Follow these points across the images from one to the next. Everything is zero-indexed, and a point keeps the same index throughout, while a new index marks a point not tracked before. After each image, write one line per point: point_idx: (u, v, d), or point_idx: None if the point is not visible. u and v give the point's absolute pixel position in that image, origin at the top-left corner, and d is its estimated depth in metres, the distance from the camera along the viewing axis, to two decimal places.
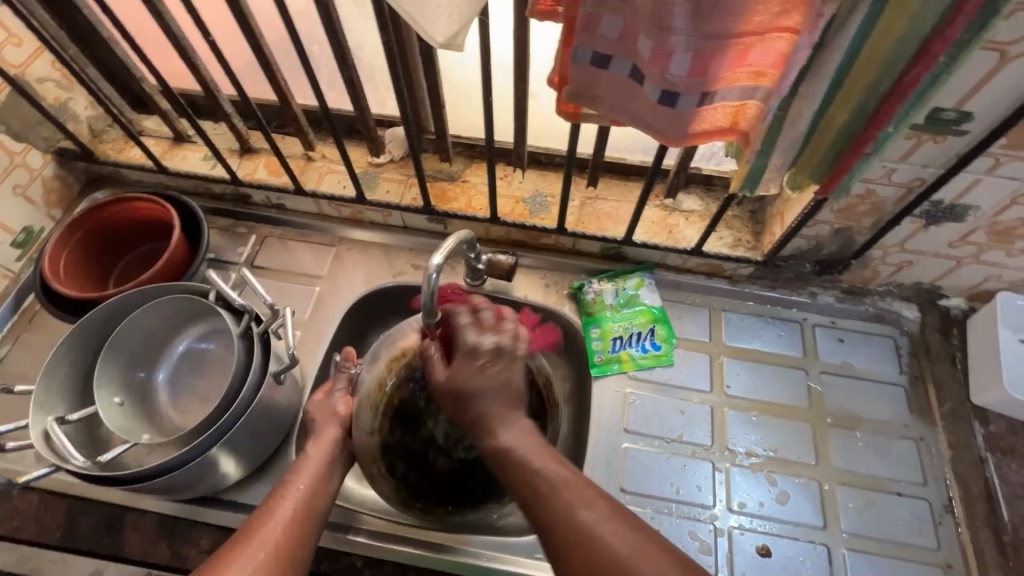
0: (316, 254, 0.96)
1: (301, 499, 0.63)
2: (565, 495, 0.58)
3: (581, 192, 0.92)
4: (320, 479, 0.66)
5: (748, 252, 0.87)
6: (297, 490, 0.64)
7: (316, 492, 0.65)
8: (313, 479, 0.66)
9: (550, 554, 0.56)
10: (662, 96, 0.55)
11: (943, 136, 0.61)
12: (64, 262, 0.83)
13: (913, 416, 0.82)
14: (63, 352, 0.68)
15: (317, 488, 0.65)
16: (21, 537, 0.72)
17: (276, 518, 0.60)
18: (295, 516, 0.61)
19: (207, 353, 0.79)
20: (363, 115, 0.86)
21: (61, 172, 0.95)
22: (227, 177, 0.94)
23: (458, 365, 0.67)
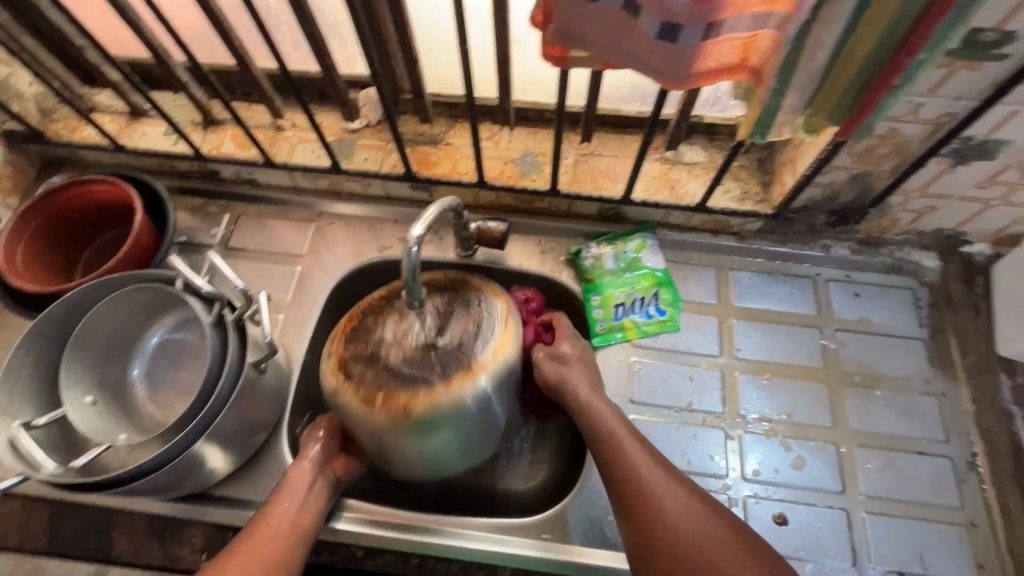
0: (295, 230, 0.90)
1: (290, 513, 0.62)
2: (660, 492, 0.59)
3: (574, 149, 0.85)
4: (303, 505, 0.63)
5: (757, 206, 0.81)
6: (285, 505, 0.62)
7: (304, 507, 0.63)
8: (295, 507, 0.62)
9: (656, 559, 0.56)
10: (662, 29, 0.47)
11: (979, 62, 0.54)
12: (22, 255, 0.77)
13: (935, 370, 0.78)
14: (24, 352, 0.63)
15: (301, 520, 0.62)
16: (6, 544, 0.69)
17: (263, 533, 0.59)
18: (282, 532, 0.60)
19: (184, 344, 0.74)
20: (331, 77, 0.79)
21: (12, 157, 0.88)
22: (191, 153, 0.87)
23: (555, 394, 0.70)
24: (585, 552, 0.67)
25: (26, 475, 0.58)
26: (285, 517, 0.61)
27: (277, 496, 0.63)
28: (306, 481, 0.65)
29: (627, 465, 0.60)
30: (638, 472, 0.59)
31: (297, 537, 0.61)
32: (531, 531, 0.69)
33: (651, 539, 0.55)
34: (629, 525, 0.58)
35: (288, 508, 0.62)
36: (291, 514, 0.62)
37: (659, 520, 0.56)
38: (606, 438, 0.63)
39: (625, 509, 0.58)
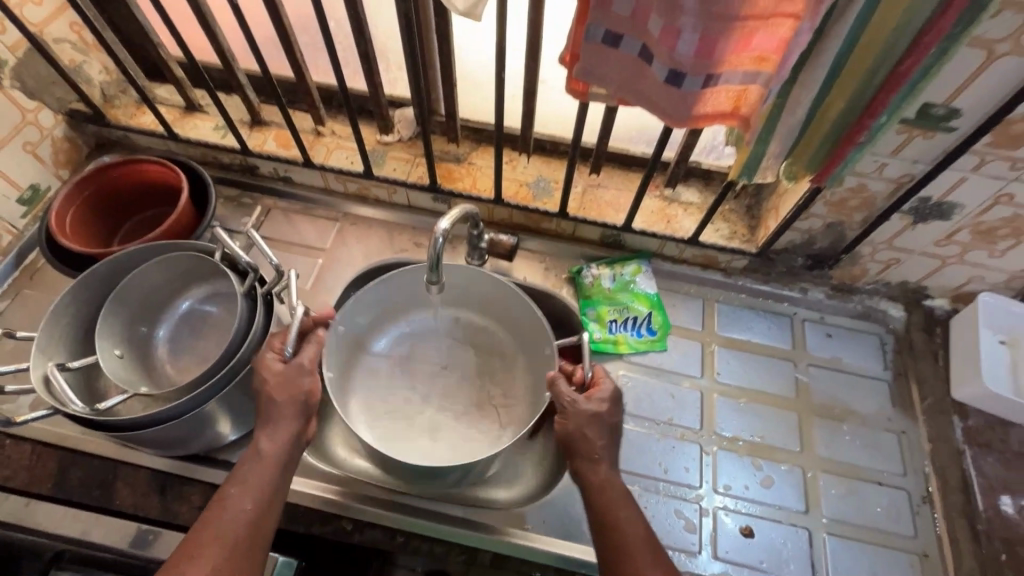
0: (320, 227, 0.97)
1: (253, 505, 0.59)
2: (623, 497, 0.63)
3: (583, 179, 0.94)
4: (253, 512, 0.59)
5: (743, 245, 0.90)
6: (246, 498, 0.59)
7: (269, 499, 0.61)
8: (241, 514, 0.58)
9: None
10: (669, 75, 0.57)
11: (932, 132, 0.63)
12: (71, 220, 0.83)
13: (896, 409, 0.85)
14: (69, 301, 0.68)
15: (257, 522, 0.59)
16: (12, 485, 0.71)
17: (226, 526, 0.57)
18: (244, 529, 0.58)
19: (210, 316, 0.80)
20: (376, 93, 0.88)
21: (71, 134, 0.96)
22: (237, 147, 0.95)
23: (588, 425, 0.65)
24: (579, 549, 0.72)
25: (55, 410, 0.62)
26: (236, 524, 0.57)
27: (231, 487, 0.60)
28: (272, 474, 0.61)
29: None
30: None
31: (251, 538, 0.58)
32: (510, 519, 0.74)
33: None
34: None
35: (243, 500, 0.59)
36: (248, 508, 0.59)
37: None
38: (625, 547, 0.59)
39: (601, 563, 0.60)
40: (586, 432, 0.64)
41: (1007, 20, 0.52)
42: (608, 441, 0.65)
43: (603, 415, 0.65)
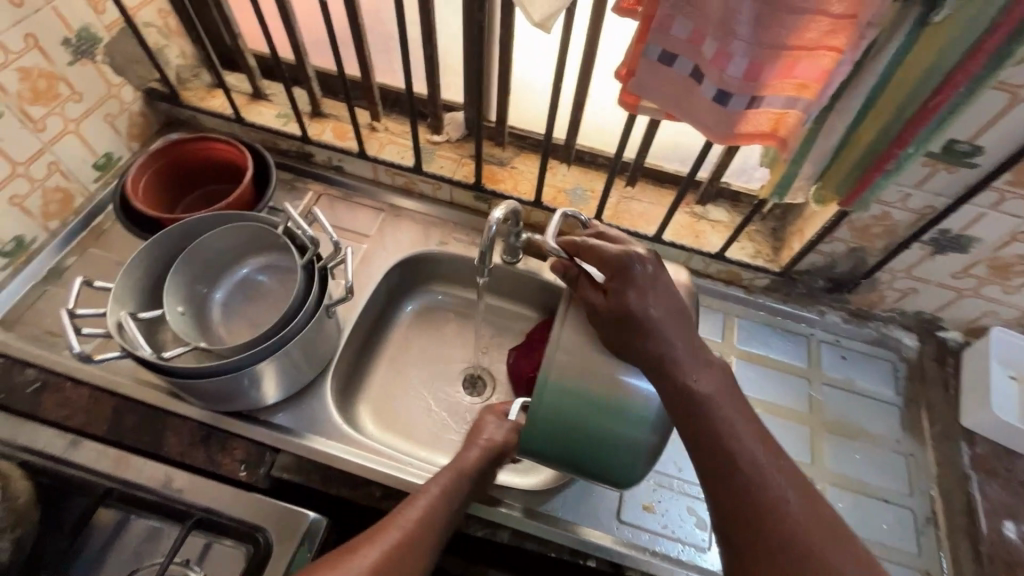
0: (366, 215, 1.03)
1: (437, 500, 0.66)
2: None
3: (619, 191, 1.00)
4: (436, 510, 0.65)
5: (767, 263, 0.94)
6: (434, 492, 0.67)
7: (450, 499, 0.67)
8: (430, 507, 0.65)
9: (744, 536, 0.54)
10: (716, 94, 0.63)
11: (955, 166, 0.68)
12: (145, 184, 0.89)
13: (905, 432, 0.88)
14: (143, 255, 0.74)
15: (437, 517, 0.65)
16: (71, 424, 0.77)
17: (412, 512, 0.64)
18: (426, 519, 0.64)
19: (264, 286, 0.85)
20: (433, 94, 0.95)
21: (146, 110, 1.03)
22: (298, 134, 1.02)
23: (624, 312, 0.61)
24: (595, 535, 0.76)
25: (125, 352, 0.67)
26: (421, 511, 0.64)
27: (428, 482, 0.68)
28: (461, 478, 0.69)
29: (779, 502, 0.55)
30: (787, 506, 0.54)
31: (433, 530, 0.63)
32: (527, 500, 0.79)
33: (756, 519, 0.54)
34: (742, 563, 0.54)
35: (433, 492, 0.67)
36: (432, 499, 0.66)
37: (766, 504, 0.54)
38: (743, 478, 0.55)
39: (721, 496, 0.56)
40: (630, 339, 0.60)
41: None
42: (684, 345, 0.61)
43: (634, 301, 0.61)
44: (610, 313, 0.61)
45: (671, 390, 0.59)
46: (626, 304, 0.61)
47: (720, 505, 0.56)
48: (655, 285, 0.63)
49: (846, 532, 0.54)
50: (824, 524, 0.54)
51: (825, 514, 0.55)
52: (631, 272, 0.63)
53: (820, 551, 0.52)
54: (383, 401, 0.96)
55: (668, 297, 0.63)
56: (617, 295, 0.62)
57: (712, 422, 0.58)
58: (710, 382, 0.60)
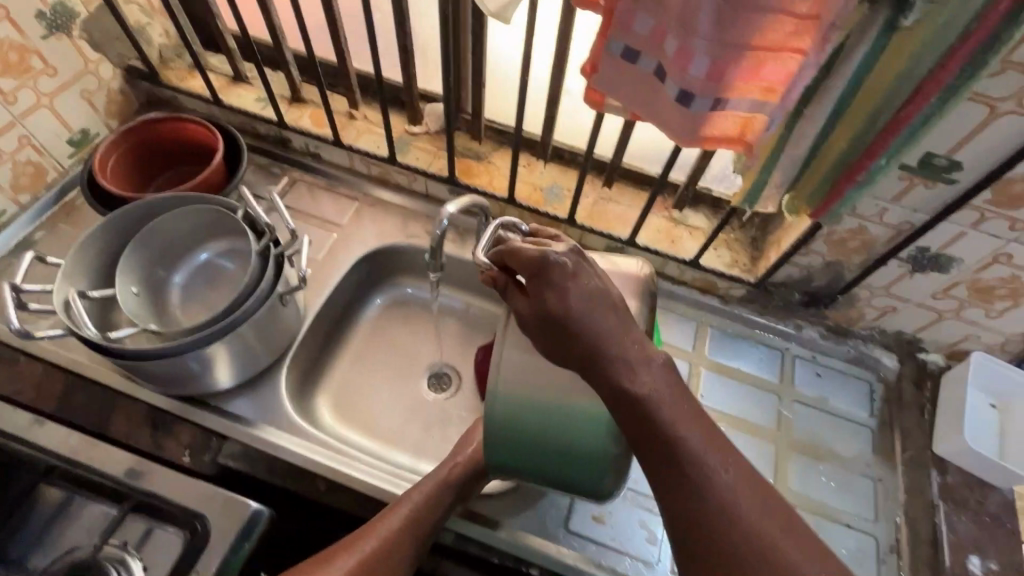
0: (340, 204, 1.02)
1: (423, 502, 0.68)
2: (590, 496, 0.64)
3: (595, 191, 0.96)
4: (423, 511, 0.68)
5: (743, 273, 0.92)
6: (422, 493, 0.69)
7: (437, 499, 0.69)
8: (416, 508, 0.68)
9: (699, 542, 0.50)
10: (679, 95, 0.59)
11: (933, 182, 0.65)
12: (112, 165, 0.89)
13: (876, 456, 0.85)
14: (97, 234, 0.74)
15: (423, 518, 0.67)
16: (22, 399, 0.78)
17: (399, 513, 0.67)
18: (411, 521, 0.67)
19: (224, 270, 0.84)
20: (410, 84, 0.93)
21: (126, 88, 1.02)
22: (274, 119, 1.01)
23: (548, 319, 0.55)
24: (541, 544, 0.74)
25: (69, 330, 0.67)
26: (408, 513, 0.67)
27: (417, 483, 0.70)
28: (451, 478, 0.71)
29: (733, 508, 0.49)
30: (734, 509, 0.49)
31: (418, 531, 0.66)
32: (494, 507, 0.77)
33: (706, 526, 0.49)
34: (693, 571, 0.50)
35: (421, 492, 0.69)
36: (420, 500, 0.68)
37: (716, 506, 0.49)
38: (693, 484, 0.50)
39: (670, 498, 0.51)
40: (560, 344, 0.55)
41: (1009, 80, 0.54)
42: (621, 339, 0.54)
43: (556, 303, 0.54)
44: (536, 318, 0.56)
45: (612, 388, 0.53)
46: (546, 307, 0.55)
47: (670, 512, 0.51)
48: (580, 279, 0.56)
49: (806, 528, 0.50)
50: (783, 523, 0.50)
51: (780, 512, 0.51)
52: (551, 270, 0.55)
53: (777, 554, 0.48)
54: (344, 391, 0.95)
55: (594, 286, 0.55)
56: (538, 303, 0.55)
57: (658, 424, 0.52)
58: (652, 377, 0.53)
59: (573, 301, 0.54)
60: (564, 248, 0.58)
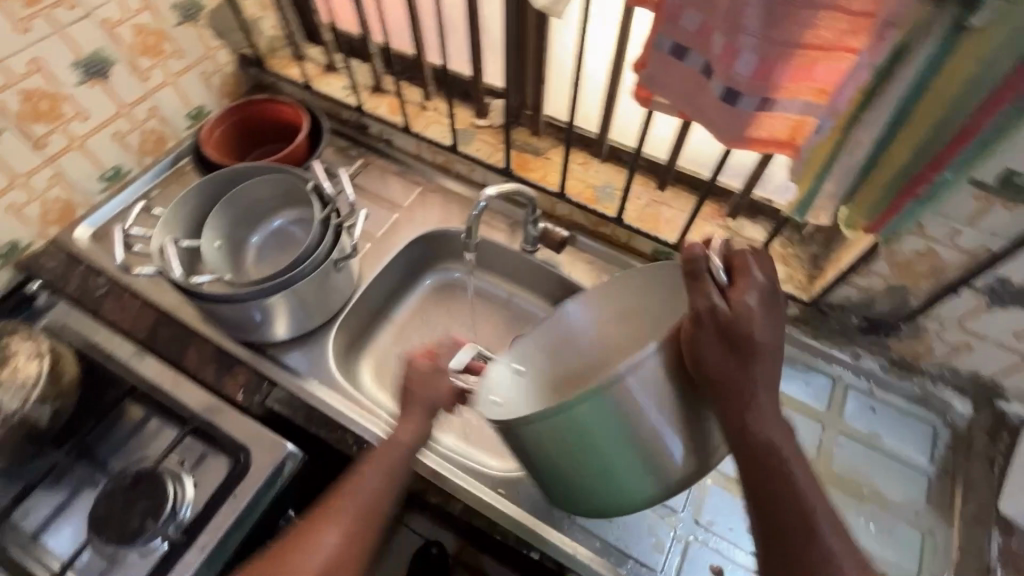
0: (404, 187, 1.09)
1: (375, 485, 0.66)
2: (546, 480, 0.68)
3: (649, 193, 0.96)
4: (377, 497, 0.66)
5: (796, 290, 0.86)
6: (372, 477, 0.67)
7: (388, 484, 0.67)
8: (371, 494, 0.65)
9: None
10: (724, 93, 0.58)
11: (1014, 203, 0.59)
12: (217, 134, 1.02)
13: (929, 506, 0.78)
14: (194, 192, 0.85)
15: (377, 503, 0.65)
16: (119, 327, 0.91)
17: (351, 498, 0.65)
18: (365, 506, 0.65)
19: (293, 236, 0.94)
20: (478, 79, 0.98)
21: (238, 73, 1.17)
22: (356, 105, 1.10)
23: (733, 332, 0.56)
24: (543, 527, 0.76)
25: (161, 270, 0.79)
26: (363, 498, 0.65)
27: (365, 465, 0.68)
28: (397, 459, 0.69)
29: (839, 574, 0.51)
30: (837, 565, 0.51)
31: (372, 518, 0.64)
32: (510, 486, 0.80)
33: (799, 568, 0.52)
34: None
35: (370, 477, 0.67)
36: (371, 484, 0.66)
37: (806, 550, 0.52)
38: (805, 542, 0.52)
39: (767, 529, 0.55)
40: (731, 367, 0.56)
41: None
42: (766, 384, 0.57)
43: (754, 329, 0.56)
44: (729, 322, 0.56)
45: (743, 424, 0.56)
46: (698, 345, 0.56)
47: (766, 552, 0.55)
48: (771, 320, 0.58)
49: None
50: None
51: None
52: (756, 299, 0.57)
53: None
54: (385, 361, 1.01)
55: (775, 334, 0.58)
56: (738, 321, 0.56)
57: (778, 461, 0.56)
58: (778, 432, 0.57)
59: (758, 332, 0.56)
60: (769, 276, 0.59)
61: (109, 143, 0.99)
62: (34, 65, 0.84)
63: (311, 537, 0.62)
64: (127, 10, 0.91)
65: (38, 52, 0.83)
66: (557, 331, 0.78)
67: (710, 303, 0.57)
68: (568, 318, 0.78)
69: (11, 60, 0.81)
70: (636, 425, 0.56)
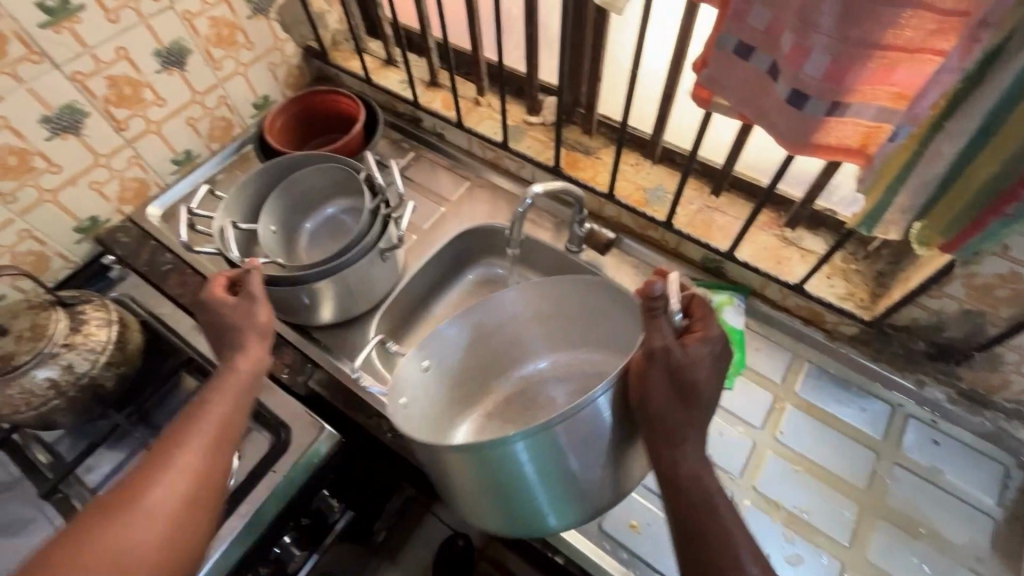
0: (452, 182, 1.11)
1: (219, 417, 0.66)
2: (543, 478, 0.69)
3: (702, 198, 0.92)
4: (224, 428, 0.65)
5: (857, 309, 0.81)
6: (215, 409, 0.66)
7: (233, 414, 0.67)
8: (216, 426, 0.65)
9: None
10: (792, 95, 0.55)
11: None
12: (279, 123, 1.06)
13: (994, 552, 0.71)
14: (253, 179, 0.89)
15: (222, 435, 0.65)
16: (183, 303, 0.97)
17: (198, 434, 0.64)
18: (213, 439, 0.64)
19: (343, 224, 0.96)
20: (532, 76, 0.97)
21: (302, 65, 1.21)
22: (411, 99, 1.12)
23: (681, 371, 0.59)
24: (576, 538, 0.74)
25: (218, 250, 0.83)
26: (204, 429, 0.64)
27: (208, 398, 0.67)
28: (241, 385, 0.69)
29: None
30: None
31: (218, 453, 0.64)
32: None
33: None
34: None
35: (216, 409, 0.66)
36: (218, 417, 0.66)
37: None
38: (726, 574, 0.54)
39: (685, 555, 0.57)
40: (670, 404, 0.59)
41: None
42: (696, 423, 0.60)
43: (696, 370, 0.60)
44: (675, 362, 0.59)
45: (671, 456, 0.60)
46: (648, 381, 0.60)
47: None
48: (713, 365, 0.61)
49: None
50: None
51: None
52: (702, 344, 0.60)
53: None
54: None
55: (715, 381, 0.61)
56: (685, 362, 0.59)
57: (705, 495, 0.58)
58: (705, 467, 0.60)
59: (700, 374, 0.60)
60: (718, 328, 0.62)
61: (182, 128, 1.06)
62: (120, 54, 0.90)
63: (154, 479, 0.59)
64: (204, 3, 0.96)
65: (124, 41, 0.89)
66: (494, 314, 0.80)
67: (659, 342, 0.60)
68: (501, 304, 0.79)
69: (101, 48, 0.87)
70: (559, 467, 0.61)
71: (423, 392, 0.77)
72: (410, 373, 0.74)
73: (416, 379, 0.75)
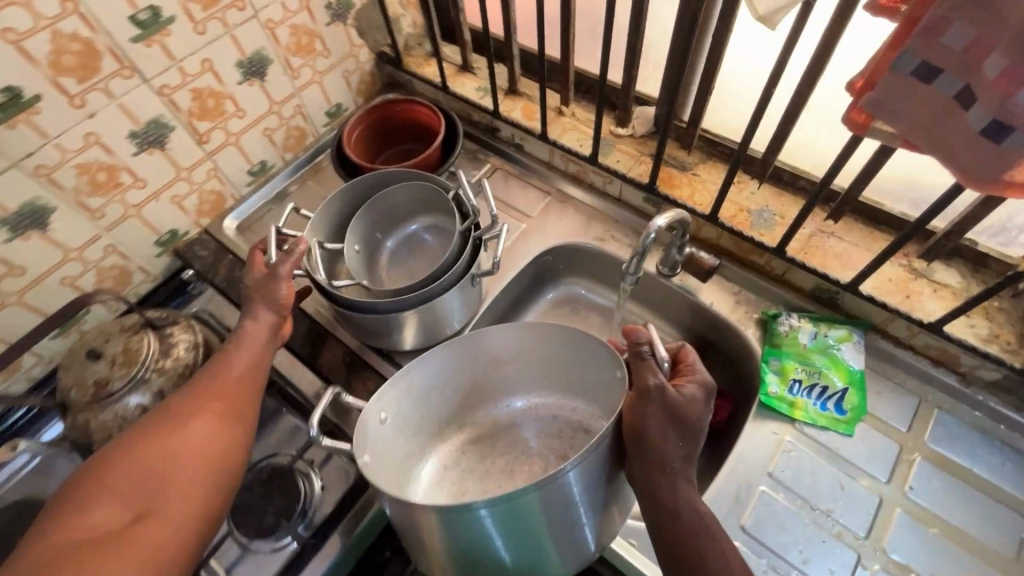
0: (531, 195, 1.05)
1: (244, 369, 0.68)
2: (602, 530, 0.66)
3: (816, 223, 0.84)
4: (245, 380, 0.67)
5: (1004, 353, 0.72)
6: (237, 361, 0.68)
7: (255, 367, 0.69)
8: (239, 375, 0.67)
9: None
10: (989, 126, 0.48)
11: None
12: (355, 135, 1.02)
13: None
14: (340, 196, 0.86)
15: (243, 384, 0.67)
16: None
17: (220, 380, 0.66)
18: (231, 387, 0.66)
19: (425, 243, 0.92)
20: (628, 86, 0.91)
21: (374, 71, 1.17)
22: (490, 108, 1.07)
23: (678, 413, 0.59)
24: None
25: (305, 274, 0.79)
26: (229, 381, 0.66)
27: (232, 355, 0.69)
28: (260, 339, 0.71)
29: None
30: None
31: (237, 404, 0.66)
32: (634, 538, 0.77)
33: None
34: None
35: (238, 363, 0.68)
36: (240, 372, 0.68)
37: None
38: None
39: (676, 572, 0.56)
40: (666, 437, 0.58)
41: None
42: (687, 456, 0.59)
43: (690, 410, 0.60)
44: (670, 403, 0.59)
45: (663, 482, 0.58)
46: (643, 417, 0.59)
47: None
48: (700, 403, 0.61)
49: None
50: None
51: None
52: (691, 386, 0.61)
53: None
54: None
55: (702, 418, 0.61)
56: (681, 402, 0.59)
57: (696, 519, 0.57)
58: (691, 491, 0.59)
59: (694, 410, 0.60)
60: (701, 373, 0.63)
61: (259, 139, 1.03)
62: (205, 66, 0.87)
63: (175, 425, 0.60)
64: (287, 11, 0.93)
65: (209, 53, 0.86)
66: (475, 350, 0.75)
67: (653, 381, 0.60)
68: (489, 341, 0.75)
69: (187, 61, 0.84)
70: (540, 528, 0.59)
71: (382, 438, 0.70)
72: (372, 422, 0.68)
73: (377, 425, 0.69)
